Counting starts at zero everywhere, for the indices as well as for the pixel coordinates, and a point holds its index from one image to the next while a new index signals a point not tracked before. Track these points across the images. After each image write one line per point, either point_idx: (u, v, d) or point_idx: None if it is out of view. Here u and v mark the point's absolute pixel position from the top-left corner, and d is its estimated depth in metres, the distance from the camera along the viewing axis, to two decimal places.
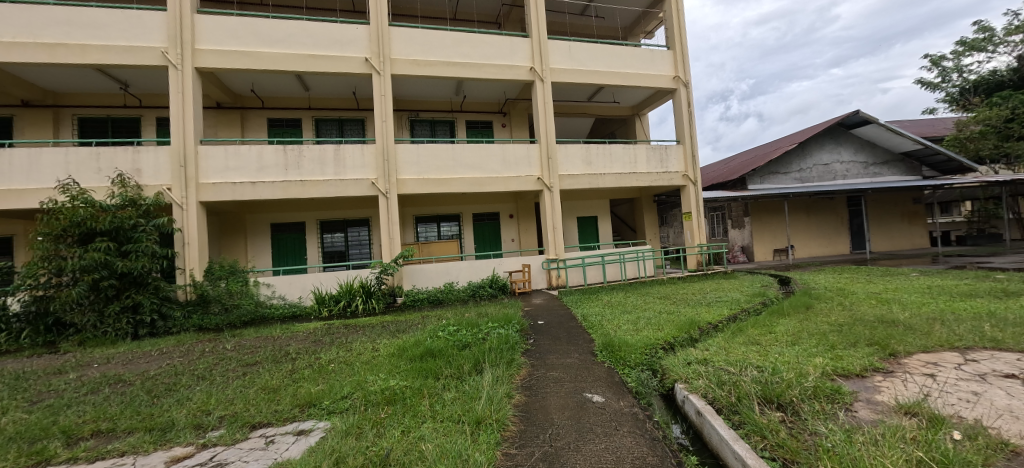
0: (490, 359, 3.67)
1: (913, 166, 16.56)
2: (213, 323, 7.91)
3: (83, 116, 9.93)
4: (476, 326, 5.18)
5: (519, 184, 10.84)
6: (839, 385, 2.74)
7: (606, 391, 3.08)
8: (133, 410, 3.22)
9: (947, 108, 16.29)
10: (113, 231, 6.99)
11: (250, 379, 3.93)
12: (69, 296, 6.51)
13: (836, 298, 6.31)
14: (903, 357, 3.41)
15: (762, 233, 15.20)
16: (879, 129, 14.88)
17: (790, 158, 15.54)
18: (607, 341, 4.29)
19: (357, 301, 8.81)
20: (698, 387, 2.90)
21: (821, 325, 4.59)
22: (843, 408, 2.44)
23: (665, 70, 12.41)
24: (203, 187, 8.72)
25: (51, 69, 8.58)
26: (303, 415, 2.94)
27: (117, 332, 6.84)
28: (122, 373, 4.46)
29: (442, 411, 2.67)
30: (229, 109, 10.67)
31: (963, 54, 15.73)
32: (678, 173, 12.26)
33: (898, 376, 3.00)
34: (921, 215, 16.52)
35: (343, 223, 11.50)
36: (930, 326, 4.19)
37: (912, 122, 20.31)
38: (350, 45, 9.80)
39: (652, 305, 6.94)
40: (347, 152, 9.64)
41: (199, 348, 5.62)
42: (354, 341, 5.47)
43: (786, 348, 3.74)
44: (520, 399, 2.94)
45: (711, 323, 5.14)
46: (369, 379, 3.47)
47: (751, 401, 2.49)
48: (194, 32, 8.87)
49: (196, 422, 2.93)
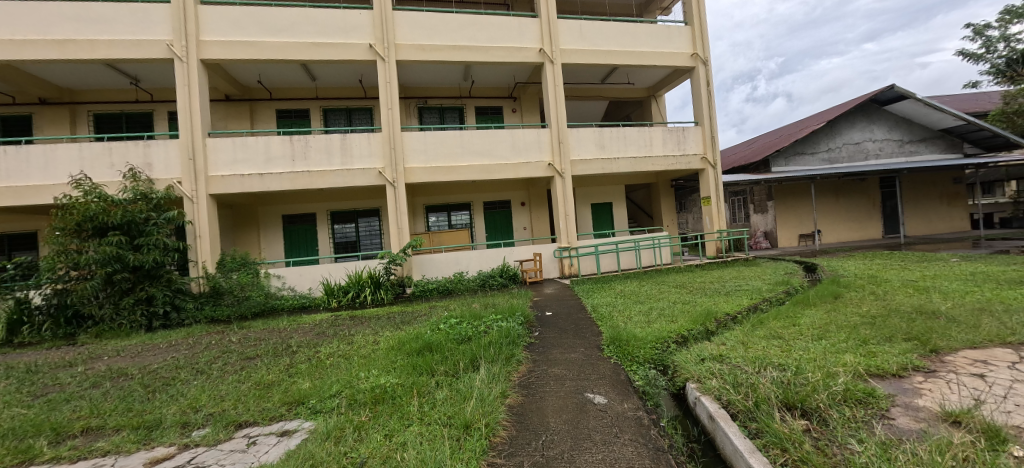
0: (487, 355, 3.47)
1: (953, 143, 15.34)
2: (225, 314, 8.01)
3: (98, 113, 10.10)
4: (479, 318, 4.97)
5: (529, 170, 10.51)
6: (873, 388, 2.43)
7: (610, 390, 2.84)
8: (124, 407, 3.26)
9: (992, 81, 14.96)
10: (125, 225, 7.08)
11: (246, 373, 3.90)
12: (85, 289, 6.70)
13: (868, 286, 5.85)
14: (947, 354, 3.03)
15: (786, 218, 14.47)
16: (916, 104, 13.81)
17: (818, 138, 14.62)
18: (614, 335, 4.03)
19: (365, 292, 8.77)
20: (712, 387, 2.63)
21: (851, 316, 4.21)
22: (878, 416, 2.14)
23: (682, 48, 11.73)
24: (212, 180, 8.76)
25: (64, 66, 8.71)
26: (290, 414, 2.84)
27: (131, 323, 7.01)
28: (127, 366, 4.55)
29: (430, 414, 2.49)
30: (238, 101, 10.66)
31: (1010, 22, 14.34)
32: (697, 156, 11.68)
33: (941, 376, 2.65)
34: (963, 195, 15.37)
35: (354, 214, 11.47)
36: (977, 318, 3.75)
37: (954, 96, 18.79)
38: (354, 32, 9.56)
39: (667, 295, 6.60)
40: (353, 141, 9.50)
41: (206, 340, 5.68)
42: (356, 333, 5.38)
43: (812, 343, 3.41)
44: (516, 399, 2.74)
45: (730, 315, 4.82)
46: (361, 375, 3.35)
47: (771, 406, 2.22)
48: (198, 24, 8.80)
49: (183, 420, 2.90)
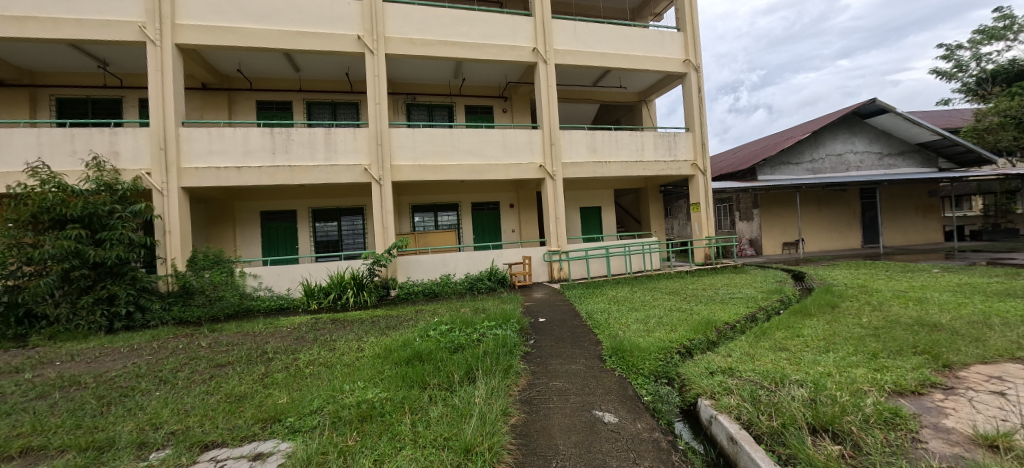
0: (484, 366, 3.22)
1: (929, 158, 15.96)
2: (195, 316, 7.48)
3: (61, 97, 9.36)
4: (471, 325, 4.69)
5: (520, 171, 10.31)
6: (899, 407, 2.29)
7: (619, 408, 2.63)
8: (73, 423, 2.87)
9: (964, 99, 15.50)
10: (86, 217, 6.55)
11: (215, 384, 3.54)
12: (38, 287, 6.13)
13: (861, 296, 5.85)
14: (960, 369, 2.95)
15: (771, 226, 14.70)
16: (896, 118, 14.27)
17: (802, 148, 14.94)
18: (617, 345, 3.82)
19: (348, 294, 8.35)
20: (729, 405, 2.45)
21: (854, 328, 4.13)
22: (910, 440, 2.00)
23: (675, 54, 11.77)
24: (184, 172, 8.22)
25: (24, 45, 8.03)
26: (264, 433, 2.53)
27: (90, 325, 6.46)
28: (79, 374, 4.10)
29: (423, 434, 2.24)
30: (216, 91, 10.11)
31: (981, 43, 14.96)
32: (687, 162, 11.71)
33: (962, 394, 2.54)
34: (936, 208, 15.97)
35: (337, 212, 11.03)
36: (980, 331, 3.72)
37: (927, 112, 19.56)
38: (342, 22, 9.17)
39: (662, 302, 6.45)
40: (338, 136, 9.09)
41: (172, 344, 5.22)
42: (338, 339, 5.02)
43: (820, 355, 3.30)
44: (518, 417, 2.51)
45: (729, 324, 4.71)
46: (345, 388, 3.04)
47: (800, 428, 2.05)
48: (173, 7, 8.26)
49: (140, 439, 2.55)
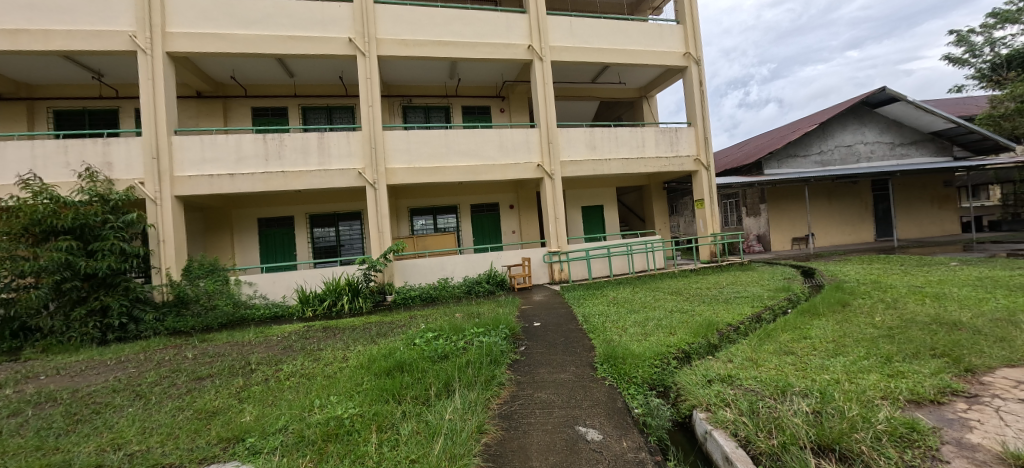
0: (464, 378, 3.02)
1: (943, 146, 15.44)
2: (188, 325, 7.33)
3: (59, 109, 9.42)
4: (459, 332, 4.49)
5: (517, 171, 10.11)
6: (914, 419, 2.05)
7: (605, 424, 2.41)
8: (33, 444, 2.73)
9: (978, 85, 15.02)
10: (78, 228, 6.50)
11: (189, 399, 3.40)
12: (29, 299, 6.09)
13: (874, 293, 5.54)
14: (983, 374, 2.68)
15: (778, 220, 14.32)
16: (907, 107, 13.78)
17: (809, 139, 14.53)
18: (609, 351, 3.59)
19: (342, 300, 8.22)
20: (725, 419, 2.22)
21: (866, 329, 3.86)
22: (929, 459, 1.76)
23: (675, 47, 11.48)
24: (177, 180, 8.18)
25: (17, 58, 8.06)
26: (225, 455, 2.36)
27: (83, 336, 6.39)
28: (60, 388, 4.03)
29: (388, 456, 2.06)
30: (211, 98, 10.09)
31: (995, 27, 14.45)
32: (690, 157, 11.41)
33: (987, 403, 2.27)
34: (953, 198, 15.41)
35: (334, 217, 10.93)
36: (1004, 330, 3.44)
37: (940, 99, 18.99)
38: (333, 24, 9.07)
39: (663, 304, 6.19)
40: (332, 140, 8.99)
41: (159, 356, 5.13)
42: (325, 348, 4.88)
43: (828, 360, 3.06)
44: (494, 436, 2.31)
45: (732, 325, 4.45)
46: (315, 404, 2.87)
47: (803, 449, 1.82)
48: (164, 15, 8.24)
49: (97, 461, 2.40)
